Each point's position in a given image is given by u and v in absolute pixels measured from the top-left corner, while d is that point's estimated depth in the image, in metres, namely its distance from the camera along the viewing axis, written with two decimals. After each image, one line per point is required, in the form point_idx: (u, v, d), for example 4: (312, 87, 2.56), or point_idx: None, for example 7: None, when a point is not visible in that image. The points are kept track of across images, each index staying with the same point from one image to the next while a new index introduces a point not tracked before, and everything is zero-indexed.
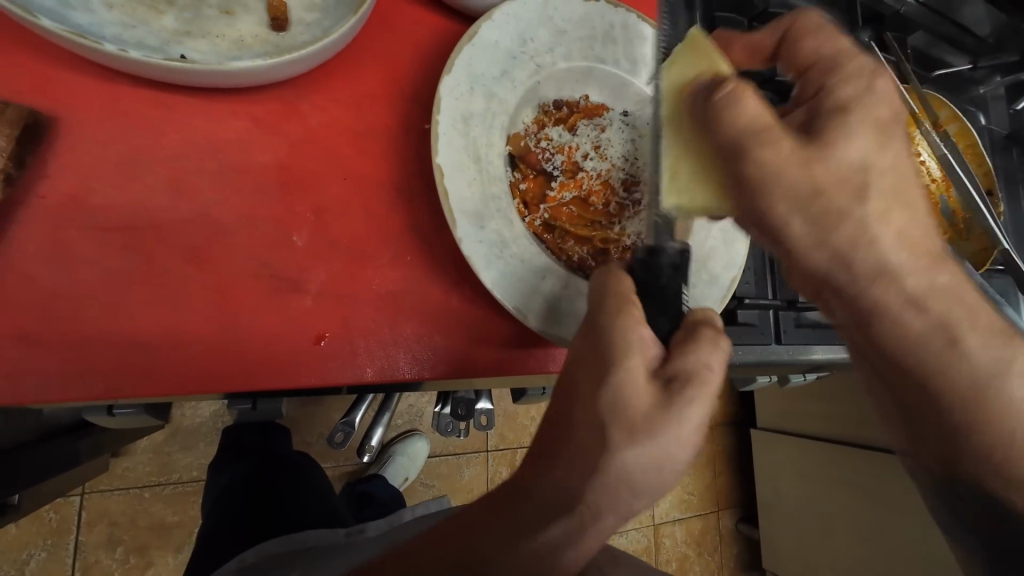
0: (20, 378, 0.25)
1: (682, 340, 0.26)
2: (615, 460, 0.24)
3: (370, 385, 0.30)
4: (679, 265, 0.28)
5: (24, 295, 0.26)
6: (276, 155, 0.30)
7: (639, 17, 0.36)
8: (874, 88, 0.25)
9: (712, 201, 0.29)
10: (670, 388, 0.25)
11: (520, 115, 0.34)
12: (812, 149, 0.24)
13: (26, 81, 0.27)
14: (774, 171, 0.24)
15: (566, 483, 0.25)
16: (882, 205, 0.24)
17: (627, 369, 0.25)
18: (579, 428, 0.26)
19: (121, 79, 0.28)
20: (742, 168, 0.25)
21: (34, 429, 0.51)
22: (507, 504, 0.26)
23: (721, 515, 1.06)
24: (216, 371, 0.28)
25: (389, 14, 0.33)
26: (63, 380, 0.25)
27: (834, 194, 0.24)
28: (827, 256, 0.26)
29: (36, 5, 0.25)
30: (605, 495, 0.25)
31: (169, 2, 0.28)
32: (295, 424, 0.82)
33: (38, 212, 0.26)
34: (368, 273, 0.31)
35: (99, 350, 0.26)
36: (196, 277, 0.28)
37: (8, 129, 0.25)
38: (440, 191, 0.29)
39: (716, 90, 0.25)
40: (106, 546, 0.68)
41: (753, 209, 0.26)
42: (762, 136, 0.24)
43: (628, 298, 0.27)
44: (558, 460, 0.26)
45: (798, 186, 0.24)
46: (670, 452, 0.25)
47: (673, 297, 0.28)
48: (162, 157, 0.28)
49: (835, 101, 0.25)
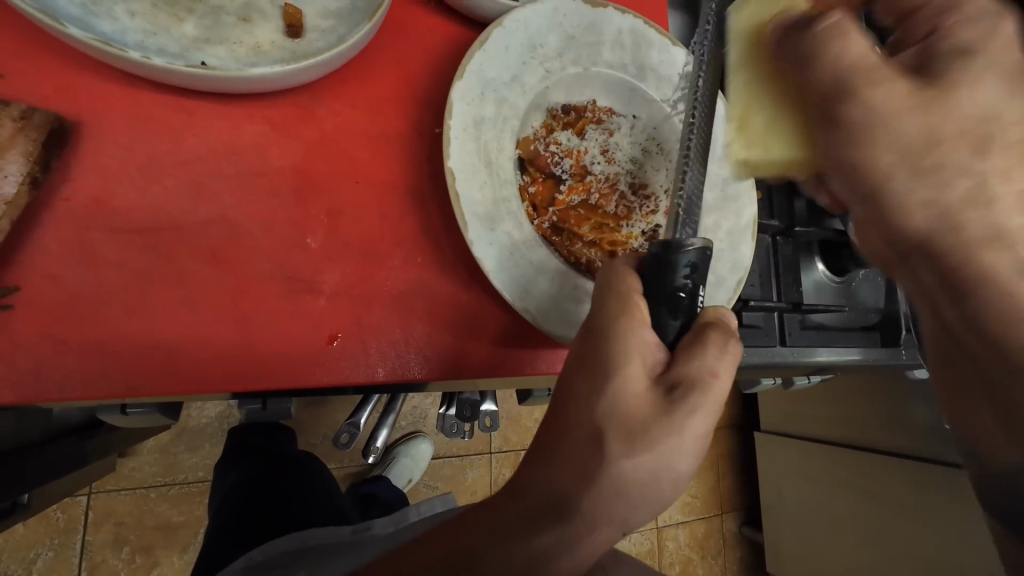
0: (42, 376, 0.26)
1: (688, 343, 0.26)
2: (613, 467, 0.25)
3: (381, 385, 0.31)
4: (697, 265, 0.26)
5: (46, 295, 0.26)
6: (292, 159, 0.31)
7: (646, 24, 0.36)
8: (1002, 35, 0.22)
9: (795, 148, 0.27)
10: (673, 395, 0.25)
11: (530, 119, 0.35)
12: (932, 92, 0.21)
13: (49, 87, 0.28)
14: (883, 117, 0.22)
15: (561, 485, 0.25)
16: (1006, 163, 0.21)
17: (627, 375, 0.26)
18: (575, 433, 0.25)
19: (141, 84, 0.29)
20: (838, 110, 0.22)
21: (42, 429, 0.51)
22: (501, 509, 0.26)
23: (724, 518, 1.06)
24: (233, 371, 0.28)
25: (402, 20, 0.34)
26: (83, 378, 0.26)
27: (952, 145, 0.22)
28: (933, 216, 0.23)
29: (62, 13, 0.25)
30: (603, 503, 0.24)
31: (188, 10, 0.29)
32: (300, 425, 0.83)
33: (60, 214, 0.27)
34: (381, 274, 0.31)
35: (119, 349, 0.27)
36: (213, 278, 0.29)
37: (35, 133, 0.26)
38: (451, 193, 0.29)
39: (817, 20, 0.22)
40: (113, 546, 0.68)
41: (845, 159, 0.23)
42: (868, 76, 0.22)
43: (632, 300, 0.27)
44: (555, 463, 0.25)
45: (912, 133, 0.22)
46: (669, 459, 0.25)
47: (685, 299, 0.27)
48: (180, 161, 0.29)
49: (953, 44, 0.22)
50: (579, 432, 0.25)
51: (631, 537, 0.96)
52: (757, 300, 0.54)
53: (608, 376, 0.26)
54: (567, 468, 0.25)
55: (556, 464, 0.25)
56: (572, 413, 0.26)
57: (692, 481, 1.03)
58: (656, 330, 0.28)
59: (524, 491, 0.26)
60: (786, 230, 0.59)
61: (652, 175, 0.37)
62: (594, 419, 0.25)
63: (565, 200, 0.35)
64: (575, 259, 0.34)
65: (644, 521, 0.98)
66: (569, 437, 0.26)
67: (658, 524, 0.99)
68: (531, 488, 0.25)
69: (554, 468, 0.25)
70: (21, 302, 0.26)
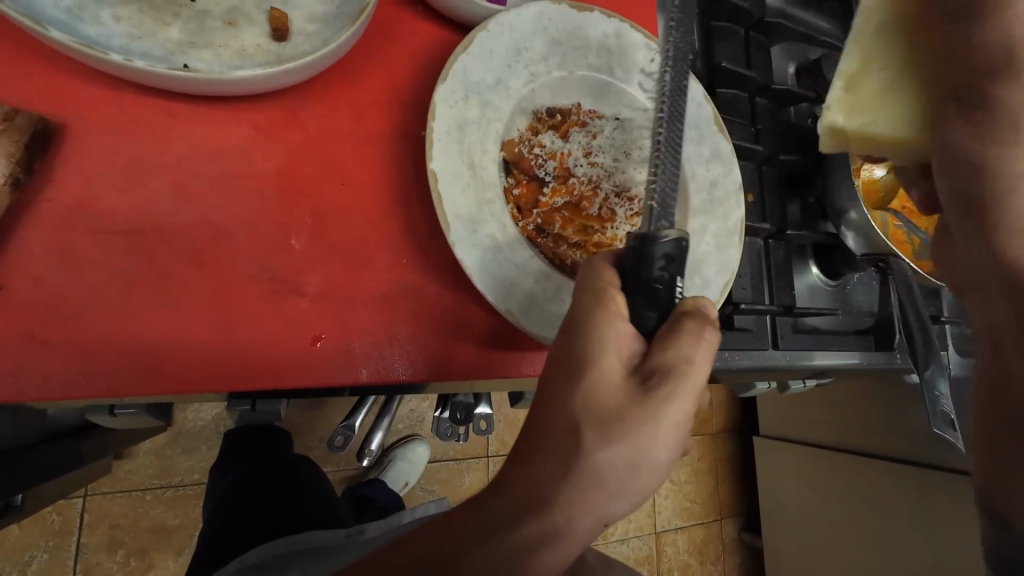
0: (24, 376, 0.26)
1: (665, 333, 0.26)
2: (589, 458, 0.24)
3: (366, 386, 0.31)
4: (673, 257, 0.26)
5: (30, 295, 0.26)
6: (278, 161, 0.31)
7: (631, 27, 0.37)
8: None
9: None
10: (648, 384, 0.25)
11: (514, 122, 0.35)
12: None
13: (35, 90, 0.28)
14: None
15: (539, 481, 0.25)
16: None
17: (601, 367, 0.26)
18: (552, 429, 0.25)
19: (127, 87, 0.29)
20: None
21: (36, 430, 0.51)
22: (481, 504, 0.26)
23: (723, 524, 1.05)
24: (215, 372, 0.28)
25: (388, 24, 0.34)
26: (66, 378, 0.26)
27: None
28: None
29: (47, 17, 0.26)
30: (579, 495, 0.24)
31: (174, 14, 0.29)
32: (296, 428, 0.83)
33: (46, 215, 0.27)
34: (365, 276, 0.32)
35: (101, 349, 0.27)
36: (197, 279, 0.29)
37: (17, 134, 0.26)
38: (433, 196, 0.29)
39: None
40: (107, 549, 0.68)
41: None
42: None
43: (607, 292, 0.27)
44: (532, 461, 0.25)
45: None
46: (646, 448, 0.25)
47: (662, 289, 0.27)
48: (165, 163, 0.29)
49: None
50: (556, 428, 0.25)
51: (628, 542, 0.96)
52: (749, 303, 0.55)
53: (585, 372, 0.26)
54: (544, 466, 0.25)
55: (534, 462, 0.25)
56: (549, 409, 0.26)
57: (691, 486, 1.03)
58: (634, 321, 0.27)
59: (503, 490, 0.25)
60: (778, 233, 0.59)
61: (636, 177, 0.37)
62: (572, 415, 0.25)
63: (549, 202, 0.35)
64: (561, 261, 0.34)
65: (642, 526, 0.98)
66: (545, 434, 0.25)
67: (656, 529, 0.98)
68: (510, 487, 0.25)
69: (532, 466, 0.25)
70: (5, 302, 0.26)
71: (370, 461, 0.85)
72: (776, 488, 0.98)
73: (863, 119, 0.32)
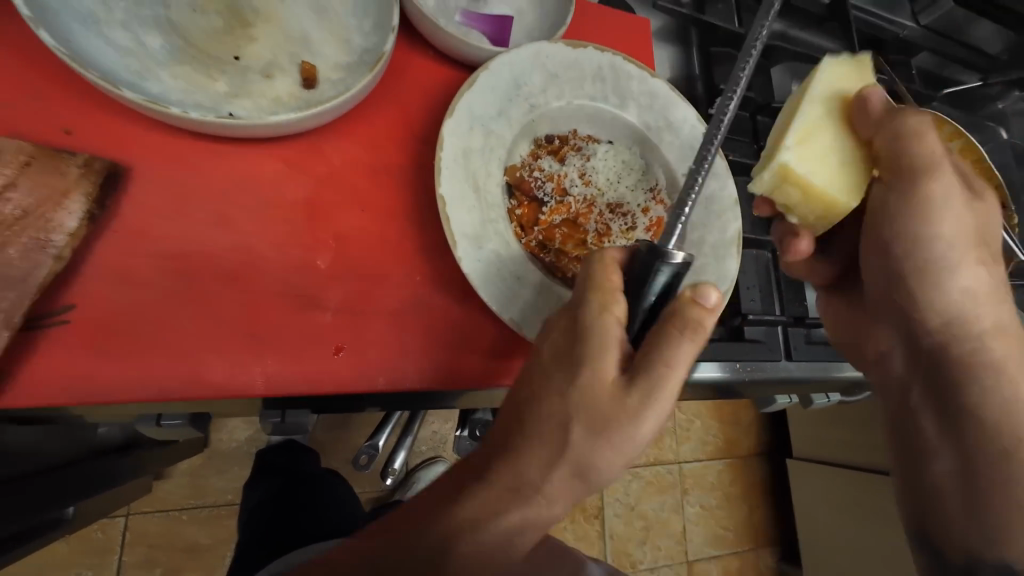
0: (84, 384, 0.29)
1: (656, 332, 0.27)
2: (568, 447, 0.27)
3: (383, 393, 0.34)
4: (677, 271, 0.27)
5: (92, 313, 0.30)
6: (306, 192, 0.35)
7: (623, 59, 0.40)
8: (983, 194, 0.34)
9: (834, 180, 0.34)
10: (634, 384, 0.26)
11: (516, 149, 0.38)
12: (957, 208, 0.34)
13: (103, 139, 0.33)
14: (921, 205, 0.34)
15: (520, 468, 0.27)
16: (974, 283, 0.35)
17: (591, 366, 0.27)
18: (544, 423, 0.27)
19: (180, 133, 0.34)
20: (905, 188, 0.34)
21: (88, 447, 0.57)
22: (464, 479, 0.29)
23: (760, 553, 1.02)
24: (250, 380, 0.32)
25: (404, 69, 0.39)
26: (120, 384, 0.30)
27: (944, 250, 0.34)
28: (936, 299, 0.35)
29: (119, 79, 0.31)
30: (556, 477, 0.27)
31: (221, 70, 0.34)
32: (324, 449, 0.86)
33: (109, 244, 0.31)
34: (382, 292, 0.35)
35: (152, 360, 0.30)
36: (235, 296, 0.32)
37: (93, 176, 0.31)
38: (443, 219, 0.33)
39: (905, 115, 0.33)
40: (145, 567, 0.72)
41: (882, 234, 0.36)
42: (928, 168, 0.33)
43: (608, 293, 0.29)
44: (524, 450, 0.27)
45: (930, 229, 0.34)
46: (624, 439, 0.27)
47: (658, 291, 0.28)
48: (210, 195, 0.33)
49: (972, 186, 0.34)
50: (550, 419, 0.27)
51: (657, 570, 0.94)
52: (758, 314, 0.55)
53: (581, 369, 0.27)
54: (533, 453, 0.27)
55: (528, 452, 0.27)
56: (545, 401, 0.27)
57: (722, 512, 1.00)
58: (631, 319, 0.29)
59: (489, 478, 0.27)
60: None
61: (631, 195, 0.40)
62: (564, 408, 0.27)
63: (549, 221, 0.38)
64: (562, 274, 0.37)
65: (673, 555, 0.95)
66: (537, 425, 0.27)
67: (688, 557, 0.96)
68: (501, 481, 0.27)
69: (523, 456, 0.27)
70: (73, 320, 0.30)
71: (392, 481, 0.86)
72: (812, 513, 0.95)
73: (810, 164, 0.33)
